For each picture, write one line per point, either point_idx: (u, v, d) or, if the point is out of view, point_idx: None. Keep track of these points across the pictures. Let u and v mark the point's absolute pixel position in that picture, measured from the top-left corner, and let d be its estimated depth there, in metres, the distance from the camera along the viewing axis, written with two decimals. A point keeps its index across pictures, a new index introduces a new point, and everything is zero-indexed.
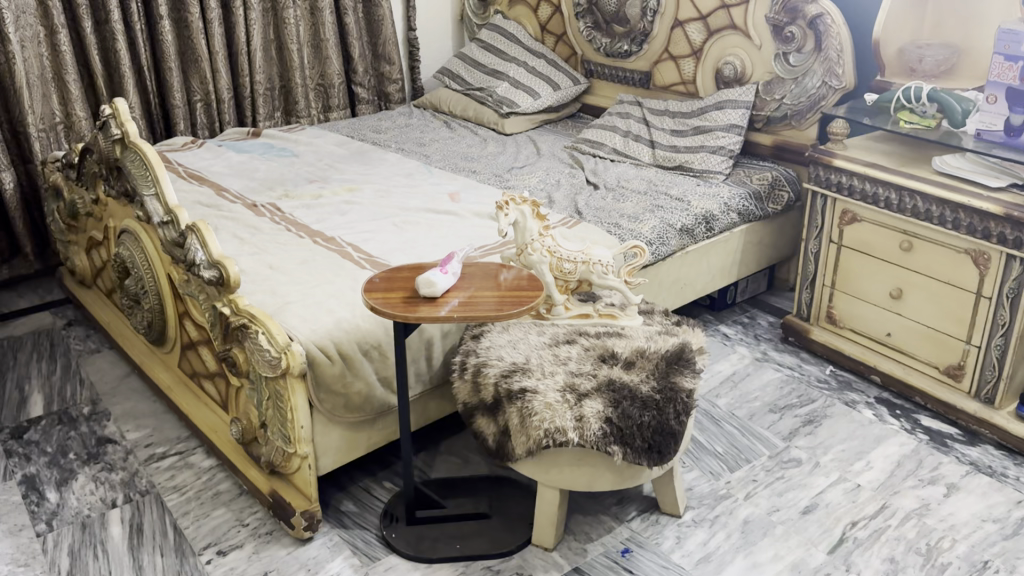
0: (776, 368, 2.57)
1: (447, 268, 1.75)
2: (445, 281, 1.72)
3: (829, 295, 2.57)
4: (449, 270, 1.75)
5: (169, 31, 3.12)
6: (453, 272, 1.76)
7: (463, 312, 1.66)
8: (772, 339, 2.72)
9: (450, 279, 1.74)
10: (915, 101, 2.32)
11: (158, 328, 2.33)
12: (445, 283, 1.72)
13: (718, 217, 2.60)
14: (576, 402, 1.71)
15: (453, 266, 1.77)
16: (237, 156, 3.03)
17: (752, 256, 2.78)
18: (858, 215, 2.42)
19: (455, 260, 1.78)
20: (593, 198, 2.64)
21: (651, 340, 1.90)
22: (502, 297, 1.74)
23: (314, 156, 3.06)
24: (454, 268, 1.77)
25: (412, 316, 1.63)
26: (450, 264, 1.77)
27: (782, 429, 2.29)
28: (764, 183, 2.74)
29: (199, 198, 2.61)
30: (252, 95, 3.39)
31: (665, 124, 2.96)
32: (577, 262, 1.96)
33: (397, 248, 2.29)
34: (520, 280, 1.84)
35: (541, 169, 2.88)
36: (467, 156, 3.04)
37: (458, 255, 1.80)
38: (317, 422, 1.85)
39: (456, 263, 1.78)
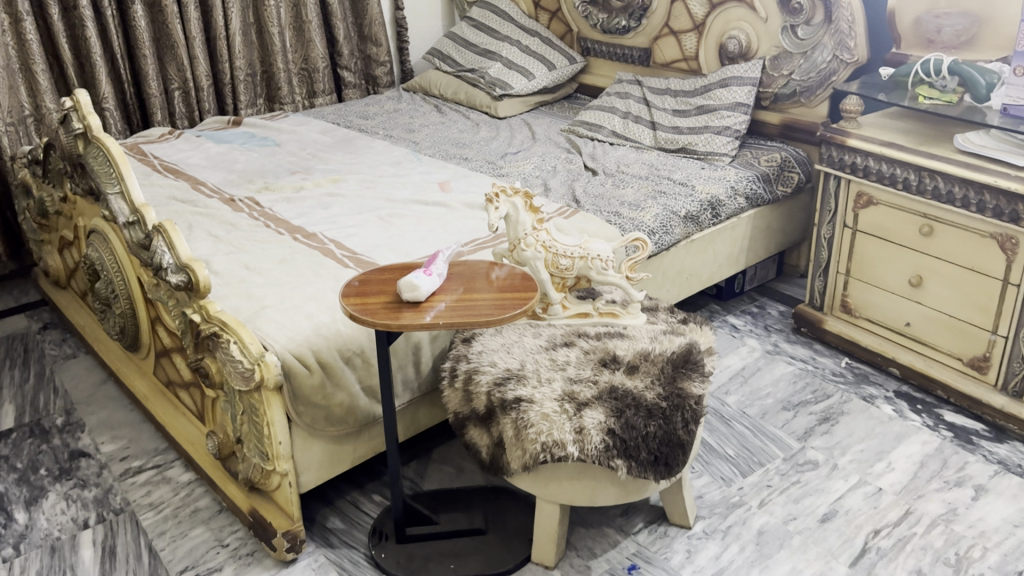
0: (789, 361, 2.43)
1: (431, 269, 1.62)
2: (429, 284, 1.58)
3: (844, 283, 2.43)
4: (434, 272, 1.61)
5: (142, 17, 2.97)
6: (438, 274, 1.62)
7: (449, 317, 1.52)
8: (783, 330, 2.58)
9: (436, 282, 1.60)
10: (934, 74, 2.15)
11: (132, 333, 2.20)
12: (429, 286, 1.58)
13: (724, 202, 2.45)
14: (575, 413, 1.57)
15: (437, 268, 1.63)
16: (217, 147, 2.88)
17: (761, 243, 2.63)
18: (874, 199, 2.27)
19: (439, 263, 1.64)
20: (591, 185, 2.49)
21: (655, 341, 1.75)
22: (494, 300, 1.60)
23: (297, 145, 2.91)
24: (439, 270, 1.63)
25: (393, 323, 1.49)
26: (433, 266, 1.63)
27: (797, 429, 2.15)
28: (773, 165, 2.59)
29: (174, 194, 2.47)
30: (232, 82, 3.24)
31: (666, 104, 2.81)
32: (574, 257, 1.81)
33: (382, 244, 2.14)
34: (514, 279, 1.69)
35: (536, 155, 2.73)
36: (458, 142, 2.89)
37: (443, 256, 1.67)
38: (297, 437, 1.72)
39: (440, 265, 1.65)
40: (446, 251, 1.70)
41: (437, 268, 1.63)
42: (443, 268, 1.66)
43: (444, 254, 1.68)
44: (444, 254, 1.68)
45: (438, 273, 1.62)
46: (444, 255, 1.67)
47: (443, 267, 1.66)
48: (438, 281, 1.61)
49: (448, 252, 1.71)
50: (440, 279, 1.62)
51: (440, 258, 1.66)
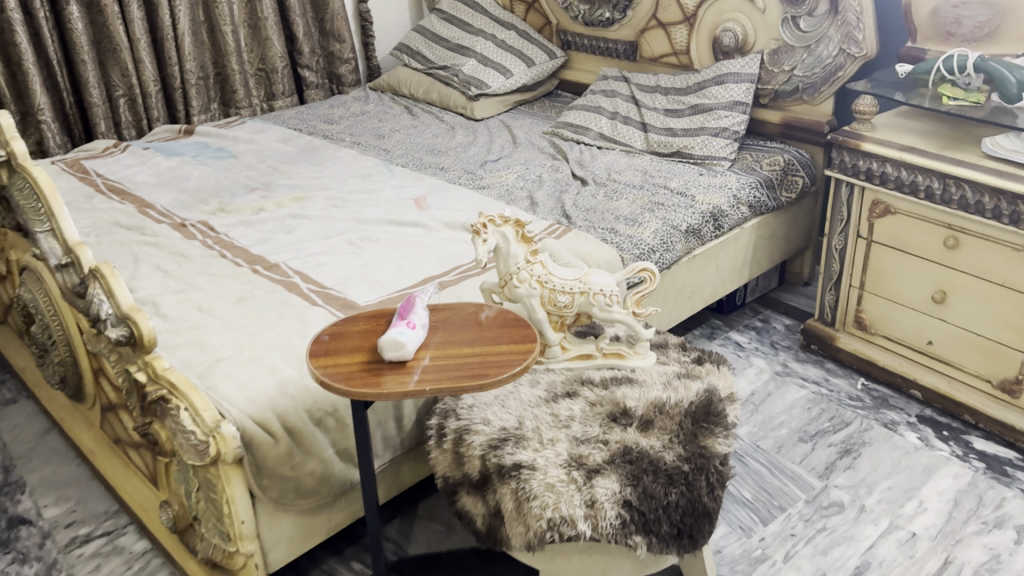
0: (801, 383, 2.24)
1: (409, 317, 1.38)
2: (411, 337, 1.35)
3: (858, 298, 2.24)
4: (415, 319, 1.38)
5: (79, 19, 2.69)
6: (420, 320, 1.39)
7: (434, 381, 1.29)
8: (791, 347, 2.39)
9: (420, 332, 1.36)
10: (958, 72, 1.95)
11: (74, 383, 1.95)
12: (412, 339, 1.34)
13: (727, 213, 2.25)
14: (585, 482, 1.36)
15: (418, 314, 1.40)
16: (166, 161, 2.62)
17: (765, 253, 2.43)
18: (892, 207, 2.08)
19: (417, 307, 1.41)
20: (581, 197, 2.27)
21: (669, 387, 1.55)
22: (489, 351, 1.37)
23: (256, 155, 2.66)
24: (421, 316, 1.40)
25: (370, 392, 1.26)
26: (412, 313, 1.40)
27: (817, 464, 1.97)
28: (776, 169, 2.39)
29: (118, 219, 2.22)
30: (183, 86, 2.97)
31: (657, 103, 2.60)
32: (574, 293, 1.60)
33: (354, 275, 1.91)
34: (508, 320, 1.47)
35: (518, 163, 2.51)
36: (432, 149, 2.66)
37: (420, 298, 1.44)
38: (262, 511, 1.50)
39: (421, 309, 1.42)
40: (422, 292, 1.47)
41: (416, 313, 1.40)
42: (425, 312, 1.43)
43: (420, 295, 1.45)
44: (420, 295, 1.45)
45: (421, 319, 1.39)
46: (420, 297, 1.44)
47: (424, 311, 1.43)
48: (423, 329, 1.38)
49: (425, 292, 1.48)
50: (425, 327, 1.39)
51: (417, 300, 1.43)
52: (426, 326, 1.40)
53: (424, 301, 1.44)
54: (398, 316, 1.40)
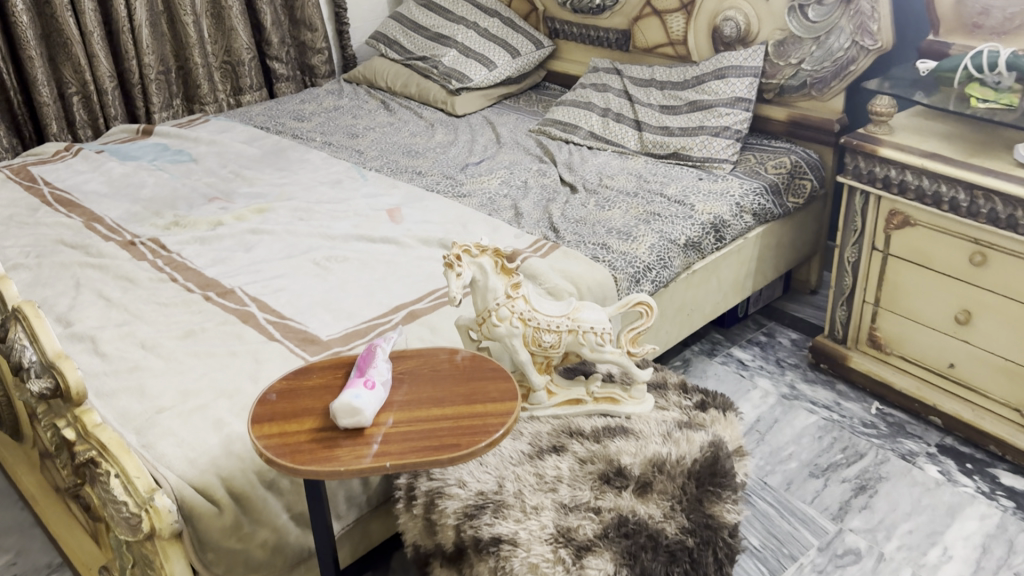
0: (810, 408, 2.06)
1: (366, 375, 1.19)
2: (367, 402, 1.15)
3: (872, 314, 2.06)
4: (373, 377, 1.19)
5: (23, 11, 2.47)
6: (379, 378, 1.20)
7: (392, 454, 1.11)
8: (798, 365, 2.21)
9: (379, 393, 1.17)
10: (986, 70, 1.76)
11: (10, 424, 1.77)
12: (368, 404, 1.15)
13: (730, 223, 2.05)
14: (575, 562, 1.17)
15: (378, 368, 1.21)
16: (121, 166, 2.42)
17: (770, 263, 2.25)
18: (911, 218, 1.89)
19: (376, 360, 1.22)
20: (570, 207, 2.08)
21: (669, 439, 1.37)
22: (460, 412, 1.18)
23: (218, 159, 2.45)
24: (381, 371, 1.21)
25: (316, 471, 1.08)
26: (370, 368, 1.20)
27: (830, 504, 1.80)
28: (782, 173, 2.19)
29: (62, 236, 2.03)
30: (141, 82, 2.76)
31: (652, 98, 2.40)
32: (561, 332, 1.41)
33: (318, 303, 1.72)
34: (484, 369, 1.27)
35: (502, 166, 2.31)
36: (409, 150, 2.46)
37: (380, 348, 1.24)
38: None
39: (381, 361, 1.22)
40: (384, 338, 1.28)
41: (375, 369, 1.20)
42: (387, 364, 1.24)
43: (381, 343, 1.25)
44: (382, 343, 1.26)
45: (380, 376, 1.20)
46: (382, 345, 1.25)
47: (386, 362, 1.24)
48: (383, 389, 1.19)
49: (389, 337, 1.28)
50: (386, 384, 1.20)
51: (378, 351, 1.24)
52: (387, 383, 1.21)
53: (386, 351, 1.24)
54: (354, 373, 1.20)
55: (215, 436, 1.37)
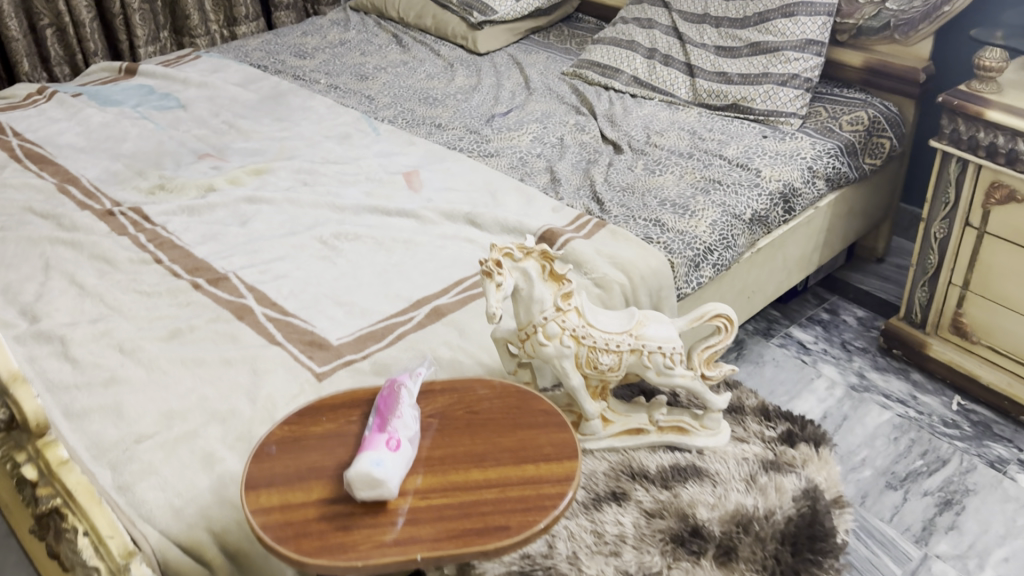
0: (882, 404, 1.83)
1: (387, 429, 0.94)
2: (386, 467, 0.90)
3: (959, 298, 1.80)
4: (397, 434, 0.94)
5: None
6: (404, 433, 0.95)
7: (421, 541, 0.87)
8: (866, 350, 1.98)
9: (403, 455, 0.92)
10: None
11: None
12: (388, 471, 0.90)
13: (801, 191, 1.77)
14: None
15: (402, 420, 0.96)
16: (100, 113, 2.13)
17: (839, 233, 1.98)
18: (1017, 192, 1.61)
19: (400, 409, 0.97)
20: (615, 170, 1.81)
21: (753, 487, 1.13)
22: (507, 477, 0.94)
23: (210, 105, 2.16)
24: (407, 424, 0.96)
25: (324, 566, 0.85)
26: (392, 420, 0.96)
27: (912, 524, 1.57)
28: (859, 130, 1.90)
29: (31, 202, 1.76)
30: (124, 12, 2.44)
31: (706, 38, 2.08)
32: (622, 352, 1.15)
33: (326, 294, 1.47)
34: (533, 410, 1.03)
35: (534, 119, 2.02)
36: (427, 97, 2.16)
37: (405, 392, 0.99)
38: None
39: (406, 409, 0.98)
40: (410, 374, 1.03)
41: (399, 421, 0.96)
42: (414, 410, 1.00)
43: (406, 383, 1.01)
44: (408, 383, 1.01)
45: (404, 430, 0.95)
46: (407, 386, 1.01)
47: (413, 409, 0.99)
48: (409, 448, 0.94)
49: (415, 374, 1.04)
50: (412, 441, 0.95)
51: (403, 397, 0.99)
52: (414, 436, 0.97)
53: (413, 394, 1.00)
54: (372, 426, 0.96)
55: (206, 476, 1.14)
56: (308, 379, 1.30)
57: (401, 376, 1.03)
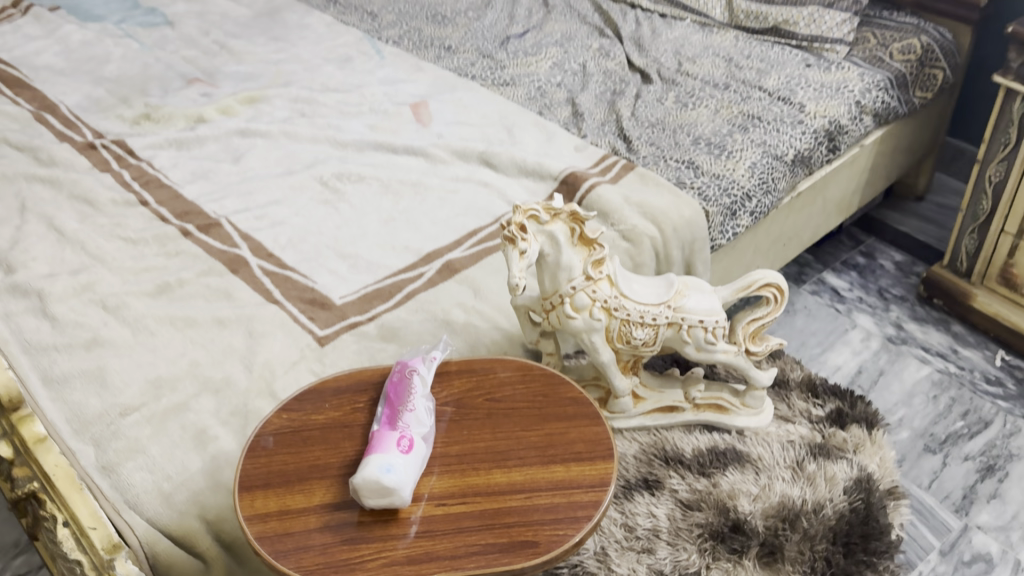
0: (921, 358, 1.73)
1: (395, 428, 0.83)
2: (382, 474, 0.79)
3: (1010, 248, 1.66)
4: (407, 432, 0.83)
5: None
6: (415, 430, 0.84)
7: (437, 558, 0.76)
8: (904, 299, 1.86)
9: (414, 457, 0.81)
10: None
11: None
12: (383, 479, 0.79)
13: (847, 129, 1.61)
14: None
15: (414, 415, 0.85)
16: (80, 30, 1.95)
17: (881, 172, 1.83)
18: None
19: (412, 402, 0.86)
20: (643, 104, 1.65)
21: (799, 475, 1.03)
22: (533, 481, 0.83)
23: (200, 22, 1.98)
24: (420, 419, 0.85)
25: None
26: (402, 416, 0.84)
27: (951, 492, 1.48)
28: (910, 60, 1.73)
29: (5, 133, 1.61)
30: None
31: None
32: (658, 325, 1.03)
33: (328, 245, 1.34)
34: (562, 399, 0.91)
35: (553, 43, 1.85)
36: (436, 16, 1.98)
37: (416, 380, 0.88)
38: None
39: (419, 401, 0.86)
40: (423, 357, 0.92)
41: (410, 417, 0.84)
42: (429, 400, 0.88)
43: (418, 368, 0.89)
44: (421, 368, 0.89)
45: (416, 426, 0.84)
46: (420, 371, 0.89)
47: (428, 399, 0.88)
48: (422, 448, 0.83)
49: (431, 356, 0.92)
50: (427, 439, 0.84)
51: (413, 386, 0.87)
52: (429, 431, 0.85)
53: (427, 381, 0.88)
54: (380, 423, 0.85)
55: (198, 457, 1.04)
56: (309, 344, 1.18)
57: (413, 358, 0.91)
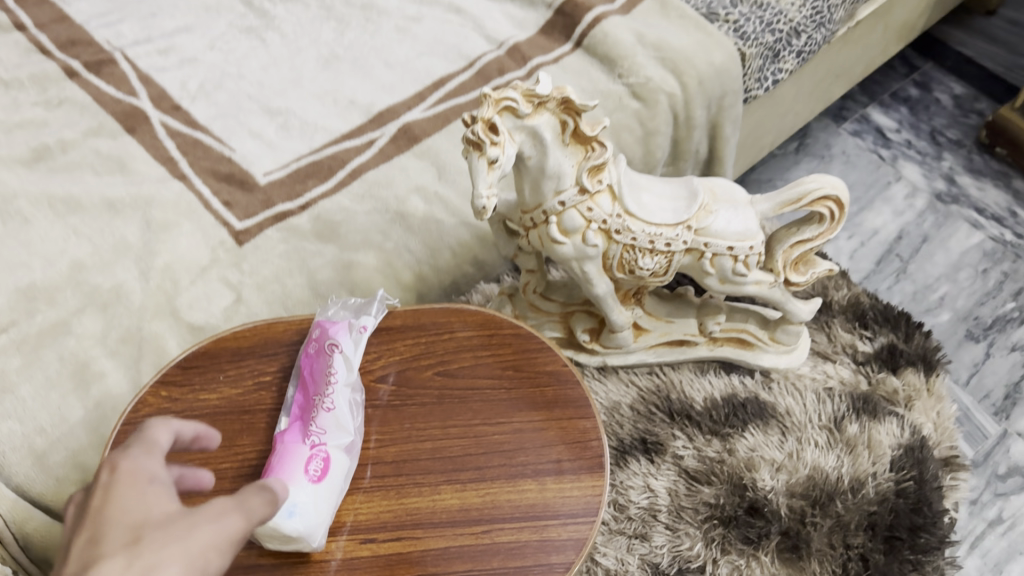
0: (973, 222, 1.48)
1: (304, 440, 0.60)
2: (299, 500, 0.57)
3: None
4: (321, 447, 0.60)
5: None
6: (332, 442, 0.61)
7: None
8: (959, 145, 1.58)
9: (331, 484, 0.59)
10: None
11: None
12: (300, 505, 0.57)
13: None
14: None
15: (332, 417, 0.61)
16: None
17: None
18: None
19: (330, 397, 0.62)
20: None
21: (836, 440, 0.82)
22: (494, 507, 0.62)
23: None
24: (340, 423, 0.61)
25: None
26: (315, 419, 0.61)
27: (991, 391, 1.29)
28: None
29: None
30: None
31: None
32: (673, 253, 0.78)
33: (255, 96, 1.05)
34: (538, 375, 0.68)
35: None
36: None
37: (335, 362, 0.63)
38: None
39: (339, 393, 0.62)
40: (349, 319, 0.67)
41: (326, 422, 0.61)
42: (354, 385, 0.65)
43: (339, 341, 0.65)
44: (343, 340, 0.65)
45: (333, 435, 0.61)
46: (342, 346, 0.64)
47: (354, 385, 0.64)
48: (344, 464, 0.61)
49: (359, 320, 0.67)
50: (351, 449, 0.62)
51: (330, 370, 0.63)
52: (355, 435, 0.63)
53: (351, 361, 0.64)
54: (286, 427, 0.62)
55: (78, 403, 0.81)
56: (222, 243, 0.92)
57: (334, 322, 0.66)
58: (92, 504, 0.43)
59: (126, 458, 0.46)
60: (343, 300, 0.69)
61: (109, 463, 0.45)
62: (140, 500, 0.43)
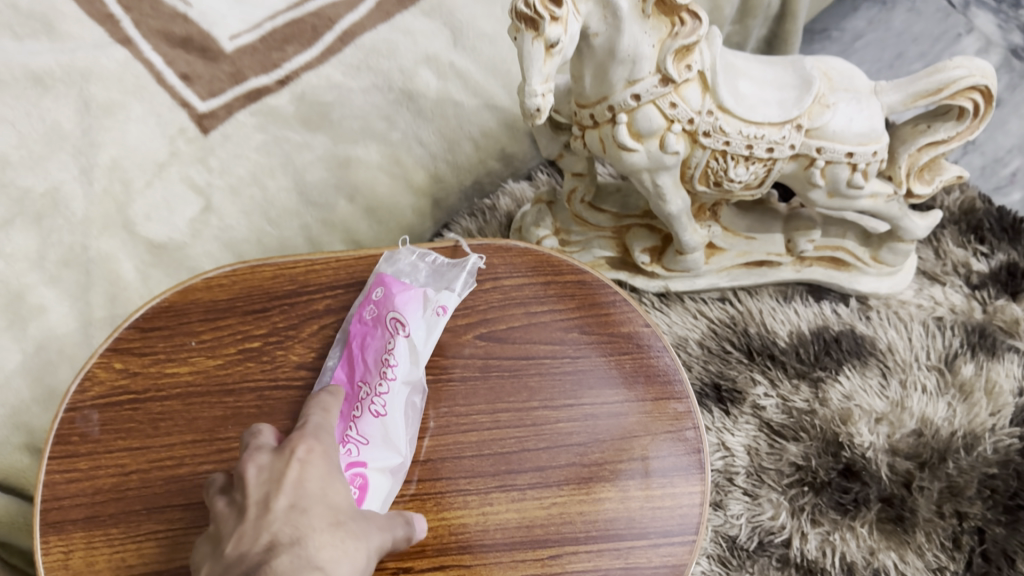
0: None
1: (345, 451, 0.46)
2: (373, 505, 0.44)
3: None
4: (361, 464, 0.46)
5: None
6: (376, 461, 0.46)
7: None
8: None
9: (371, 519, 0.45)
10: None
11: None
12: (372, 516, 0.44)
13: None
14: None
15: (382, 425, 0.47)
16: None
17: None
18: None
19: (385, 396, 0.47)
20: None
21: (947, 384, 0.68)
22: (564, 523, 0.47)
23: None
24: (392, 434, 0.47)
25: None
26: (357, 422, 0.47)
27: None
28: None
29: None
30: None
31: None
32: (774, 160, 0.60)
33: None
34: (613, 339, 0.52)
35: None
36: None
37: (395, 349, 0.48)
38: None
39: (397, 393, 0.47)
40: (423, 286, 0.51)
41: (372, 431, 0.46)
42: (417, 382, 0.49)
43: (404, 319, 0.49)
44: (411, 319, 0.49)
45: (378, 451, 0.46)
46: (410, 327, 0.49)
47: (418, 378, 0.49)
48: (385, 489, 0.46)
49: (440, 291, 0.51)
50: (397, 471, 0.47)
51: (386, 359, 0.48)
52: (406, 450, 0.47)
53: (417, 351, 0.48)
54: None
55: (14, 346, 0.63)
56: (182, 130, 0.72)
57: (406, 286, 0.50)
58: (286, 474, 0.40)
59: (314, 438, 0.42)
60: (420, 251, 0.53)
61: (302, 437, 0.42)
62: (334, 484, 0.40)
